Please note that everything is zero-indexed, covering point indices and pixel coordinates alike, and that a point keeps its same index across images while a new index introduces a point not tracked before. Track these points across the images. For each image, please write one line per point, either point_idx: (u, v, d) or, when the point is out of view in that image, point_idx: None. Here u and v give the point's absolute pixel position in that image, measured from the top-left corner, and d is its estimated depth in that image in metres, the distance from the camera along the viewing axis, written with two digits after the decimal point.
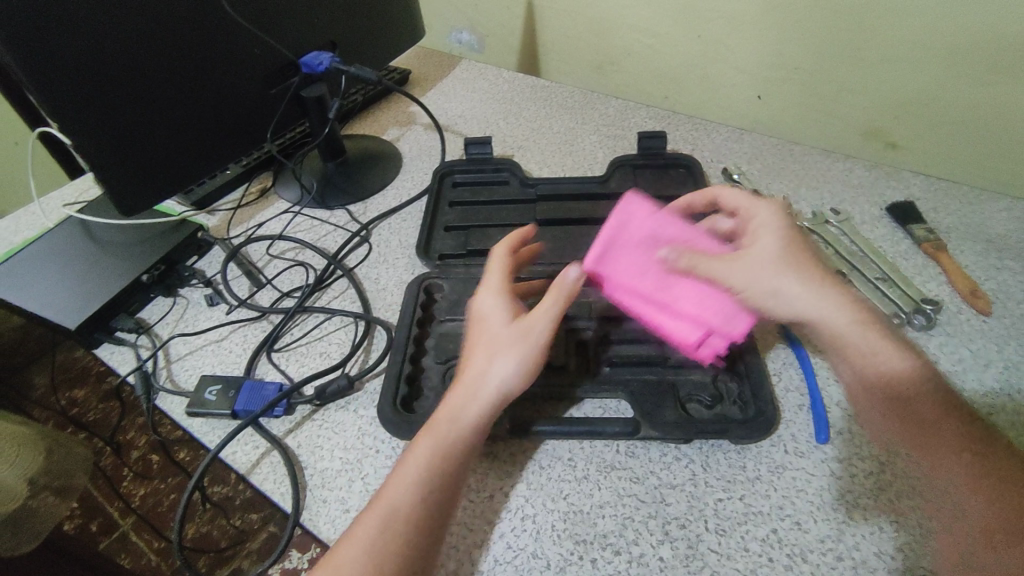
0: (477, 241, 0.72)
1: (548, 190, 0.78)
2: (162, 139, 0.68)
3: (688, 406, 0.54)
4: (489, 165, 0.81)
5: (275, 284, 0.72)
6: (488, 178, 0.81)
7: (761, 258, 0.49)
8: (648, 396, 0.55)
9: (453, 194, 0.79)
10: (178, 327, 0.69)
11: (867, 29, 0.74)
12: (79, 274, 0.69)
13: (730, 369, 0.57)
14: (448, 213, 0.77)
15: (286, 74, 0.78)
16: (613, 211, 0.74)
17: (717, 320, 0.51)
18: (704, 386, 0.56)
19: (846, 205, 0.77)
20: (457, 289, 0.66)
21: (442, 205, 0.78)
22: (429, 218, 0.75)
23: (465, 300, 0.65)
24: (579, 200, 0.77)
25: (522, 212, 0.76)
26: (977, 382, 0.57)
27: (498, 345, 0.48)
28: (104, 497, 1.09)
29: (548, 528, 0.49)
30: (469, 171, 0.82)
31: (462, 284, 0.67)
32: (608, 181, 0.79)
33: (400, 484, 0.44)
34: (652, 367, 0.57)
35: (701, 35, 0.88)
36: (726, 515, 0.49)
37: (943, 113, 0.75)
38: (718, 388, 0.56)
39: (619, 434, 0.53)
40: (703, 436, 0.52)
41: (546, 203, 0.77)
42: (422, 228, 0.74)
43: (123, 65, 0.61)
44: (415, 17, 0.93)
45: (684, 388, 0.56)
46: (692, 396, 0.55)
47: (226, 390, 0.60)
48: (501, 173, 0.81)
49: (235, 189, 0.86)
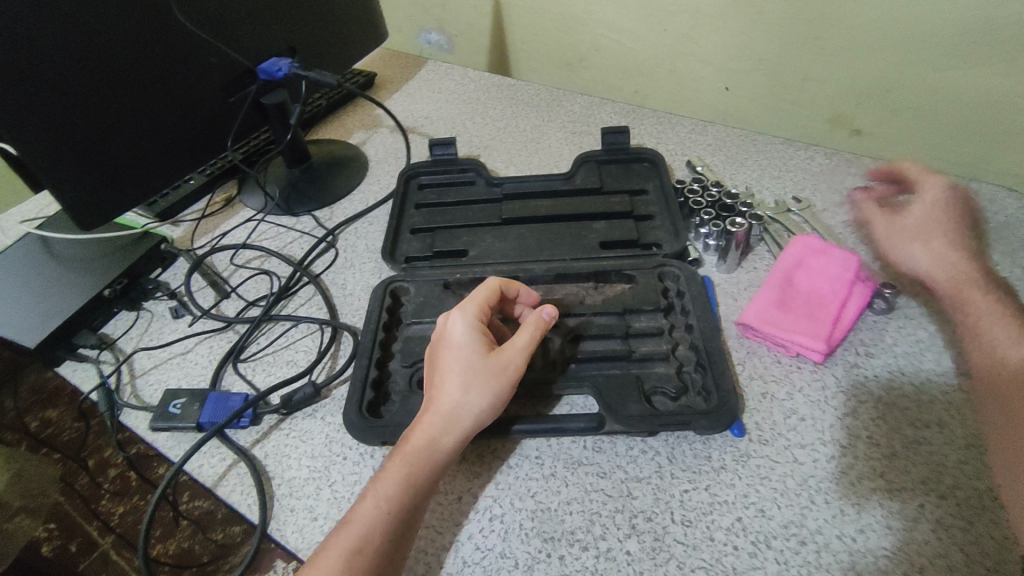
0: (442, 243, 0.72)
1: (513, 189, 0.78)
2: (121, 152, 0.67)
3: (653, 398, 0.55)
4: (455, 165, 0.81)
5: (240, 293, 0.72)
6: (454, 179, 0.81)
7: (907, 225, 0.59)
8: (613, 391, 0.55)
9: (420, 196, 0.79)
10: (143, 340, 0.68)
11: (827, 17, 0.75)
12: (38, 292, 0.68)
13: (694, 361, 0.57)
14: (414, 215, 0.77)
15: (244, 82, 0.77)
16: (578, 207, 0.74)
17: (843, 273, 0.62)
18: (668, 378, 0.56)
19: (808, 193, 0.78)
20: (423, 292, 0.66)
21: (408, 207, 0.78)
22: (395, 221, 0.75)
23: (431, 302, 0.65)
24: (544, 197, 0.77)
25: (488, 212, 0.76)
26: (935, 362, 0.58)
27: (473, 375, 0.49)
28: (81, 515, 1.07)
29: (516, 527, 0.50)
30: (435, 171, 0.82)
31: (427, 285, 0.67)
32: (573, 178, 0.79)
33: (372, 512, 0.44)
34: (618, 361, 0.58)
35: (666, 29, 0.89)
36: (691, 505, 0.50)
37: (899, 99, 0.77)
38: (682, 378, 0.56)
39: (585, 430, 0.53)
40: (667, 428, 0.52)
41: (512, 202, 0.77)
42: (388, 231, 0.73)
43: (71, 77, 0.60)
44: (377, 19, 0.93)
45: (648, 381, 0.56)
46: (657, 389, 0.55)
47: (191, 403, 0.59)
48: (467, 174, 0.81)
49: (199, 200, 0.85)
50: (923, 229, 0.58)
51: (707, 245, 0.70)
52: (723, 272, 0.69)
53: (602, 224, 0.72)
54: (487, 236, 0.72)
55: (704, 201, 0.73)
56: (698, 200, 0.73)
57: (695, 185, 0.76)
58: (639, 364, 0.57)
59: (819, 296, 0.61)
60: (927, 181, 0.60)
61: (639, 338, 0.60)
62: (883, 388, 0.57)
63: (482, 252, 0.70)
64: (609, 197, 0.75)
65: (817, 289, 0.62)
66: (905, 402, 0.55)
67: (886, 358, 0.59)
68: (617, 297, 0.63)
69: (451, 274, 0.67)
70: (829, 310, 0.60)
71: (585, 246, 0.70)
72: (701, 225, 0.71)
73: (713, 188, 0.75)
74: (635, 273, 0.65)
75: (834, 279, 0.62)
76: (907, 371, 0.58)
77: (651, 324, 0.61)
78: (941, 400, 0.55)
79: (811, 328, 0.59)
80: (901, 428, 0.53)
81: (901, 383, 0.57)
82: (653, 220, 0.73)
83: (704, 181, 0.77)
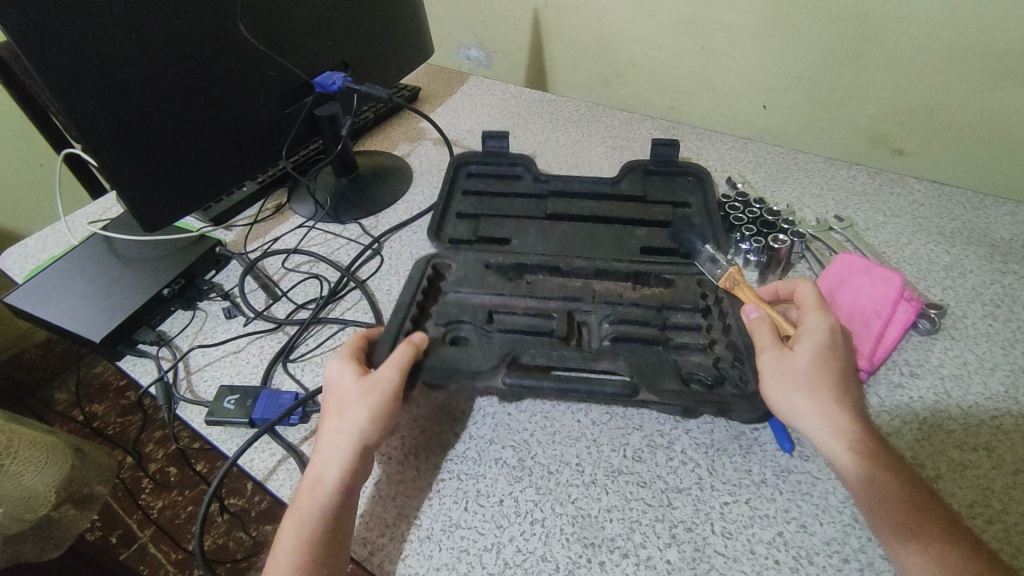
0: (486, 230, 0.74)
1: (560, 186, 0.80)
2: (184, 158, 0.70)
3: (690, 380, 0.55)
4: (502, 161, 0.83)
5: (290, 296, 0.75)
6: (503, 172, 0.83)
7: (795, 374, 0.50)
8: (649, 369, 0.56)
9: (466, 185, 0.81)
10: (198, 338, 0.71)
11: (872, 35, 0.75)
12: (103, 290, 0.72)
13: (731, 357, 0.58)
14: (461, 201, 0.79)
15: (299, 94, 0.80)
16: (623, 213, 0.75)
17: (886, 291, 0.61)
18: (704, 367, 0.57)
19: (849, 212, 0.78)
20: (462, 269, 0.69)
21: (456, 193, 0.80)
22: (442, 205, 0.77)
23: (470, 278, 0.67)
24: (588, 199, 0.78)
25: (533, 207, 0.78)
26: (983, 386, 0.58)
27: (347, 402, 0.51)
28: (122, 509, 1.18)
29: (557, 531, 0.50)
30: (485, 163, 0.84)
31: (469, 262, 0.69)
32: (619, 183, 0.80)
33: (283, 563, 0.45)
34: (655, 344, 0.59)
35: (705, 47, 0.89)
36: (732, 518, 0.50)
37: (946, 118, 0.77)
38: (718, 367, 0.57)
39: (620, 395, 0.53)
40: (703, 405, 0.52)
41: (557, 199, 0.78)
42: (435, 214, 0.76)
43: (147, 87, 0.63)
44: (422, 33, 0.96)
45: (685, 367, 0.57)
46: (693, 374, 0.56)
47: (243, 399, 0.62)
48: (517, 168, 0.82)
49: (251, 206, 0.89)
50: (812, 379, 0.49)
51: (747, 260, 0.72)
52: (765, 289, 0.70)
53: (643, 231, 0.73)
54: (529, 227, 0.74)
55: (744, 218, 0.74)
56: (739, 217, 0.74)
57: (737, 202, 0.76)
58: (674, 348, 0.59)
59: (861, 316, 0.61)
60: (814, 317, 0.53)
61: (674, 330, 0.60)
62: (928, 410, 0.56)
63: (524, 243, 0.72)
64: (652, 206, 0.77)
65: (860, 308, 0.62)
66: (951, 424, 0.55)
67: (931, 379, 0.59)
68: (655, 295, 0.65)
69: (493, 257, 0.70)
70: (871, 329, 0.60)
71: (625, 250, 0.71)
72: (742, 240, 0.72)
73: (754, 205, 0.76)
74: (674, 278, 0.66)
75: (879, 298, 0.61)
76: (954, 394, 0.57)
77: (690, 320, 0.62)
78: (990, 423, 0.55)
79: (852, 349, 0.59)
80: (947, 449, 0.53)
81: (947, 406, 0.57)
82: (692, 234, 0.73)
83: (747, 198, 0.77)
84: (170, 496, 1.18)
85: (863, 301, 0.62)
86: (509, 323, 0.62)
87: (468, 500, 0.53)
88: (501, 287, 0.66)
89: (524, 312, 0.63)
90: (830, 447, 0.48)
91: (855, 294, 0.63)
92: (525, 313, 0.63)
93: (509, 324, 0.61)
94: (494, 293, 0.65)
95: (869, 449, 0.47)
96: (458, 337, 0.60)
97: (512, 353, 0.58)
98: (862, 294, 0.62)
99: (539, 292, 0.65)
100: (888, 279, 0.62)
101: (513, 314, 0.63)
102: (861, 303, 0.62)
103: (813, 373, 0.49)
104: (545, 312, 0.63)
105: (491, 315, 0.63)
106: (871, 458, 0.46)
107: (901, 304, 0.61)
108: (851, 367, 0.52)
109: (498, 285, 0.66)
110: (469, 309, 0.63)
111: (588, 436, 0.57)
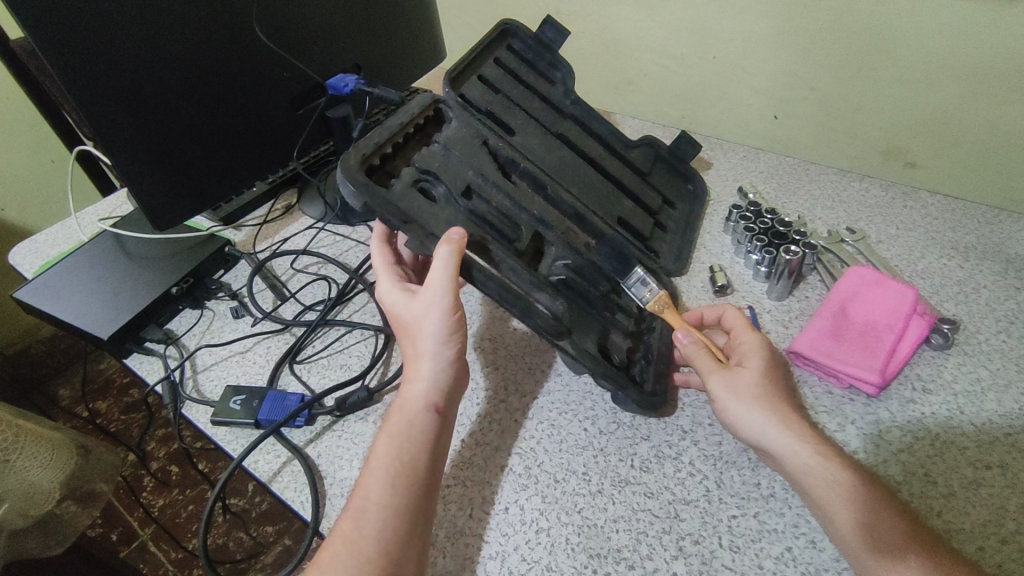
0: (499, 110, 0.70)
1: (580, 114, 0.77)
2: (197, 160, 0.70)
3: (607, 352, 0.58)
4: (545, 59, 0.78)
5: (298, 297, 0.75)
6: (539, 68, 0.78)
7: (745, 388, 0.52)
8: (580, 324, 0.57)
9: (502, 55, 0.76)
10: (205, 338, 0.71)
11: (886, 49, 0.75)
12: (111, 288, 0.72)
13: (644, 352, 0.62)
14: (489, 66, 0.73)
15: (313, 95, 0.81)
16: (619, 176, 0.74)
17: (898, 306, 0.61)
18: (621, 348, 0.60)
19: (862, 224, 0.78)
20: (461, 128, 0.64)
21: (487, 55, 0.75)
22: (468, 57, 0.72)
23: (465, 142, 0.62)
24: (596, 141, 0.76)
25: (546, 116, 0.74)
26: (997, 403, 0.57)
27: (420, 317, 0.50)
28: (124, 506, 1.18)
29: (562, 541, 0.50)
30: (529, 49, 0.78)
31: (468, 131, 0.64)
32: (630, 149, 0.78)
33: (377, 479, 0.46)
34: (591, 305, 0.60)
35: (717, 56, 0.89)
36: (740, 532, 0.50)
37: (958, 134, 0.76)
38: (631, 354, 0.60)
39: (545, 331, 0.52)
40: (604, 379, 0.54)
41: (569, 126, 0.75)
42: (460, 62, 0.70)
43: (163, 89, 0.64)
44: (434, 36, 0.96)
45: (607, 338, 0.59)
46: (609, 347, 0.59)
47: (249, 400, 0.62)
48: (554, 71, 0.78)
49: (261, 206, 0.89)
50: (762, 395, 0.51)
51: (758, 271, 0.72)
52: (775, 301, 0.70)
53: (630, 203, 0.72)
54: (537, 133, 0.70)
55: (757, 227, 0.73)
56: (751, 226, 0.74)
57: (749, 212, 0.76)
58: (607, 320, 0.61)
59: (872, 329, 0.60)
60: (749, 338, 0.56)
61: (618, 309, 0.63)
62: (941, 426, 0.56)
63: (524, 143, 0.68)
64: (646, 186, 0.76)
65: (872, 321, 0.61)
66: (965, 441, 0.55)
67: (944, 395, 0.58)
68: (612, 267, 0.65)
69: (494, 138, 0.65)
70: (884, 342, 0.59)
71: (608, 211, 0.69)
72: (753, 251, 0.72)
73: (767, 216, 0.75)
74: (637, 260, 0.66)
75: (890, 312, 0.61)
76: (967, 410, 0.57)
77: (628, 304, 0.64)
78: (1003, 441, 0.54)
79: (865, 362, 0.58)
80: (959, 467, 0.53)
81: (960, 423, 0.56)
82: (666, 234, 0.74)
83: (760, 207, 0.77)
84: (170, 495, 1.18)
85: (876, 314, 0.61)
86: (479, 209, 0.57)
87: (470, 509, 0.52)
88: (489, 171, 0.61)
89: (496, 211, 0.59)
90: (803, 456, 0.48)
91: (866, 306, 0.62)
92: (497, 210, 0.59)
93: (479, 209, 0.57)
94: (478, 172, 0.60)
95: (842, 458, 0.48)
96: (426, 191, 0.56)
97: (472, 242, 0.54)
98: (874, 306, 0.62)
99: (521, 197, 0.62)
100: (901, 294, 0.61)
101: (486, 205, 0.58)
102: (874, 316, 0.61)
103: (761, 388, 0.52)
104: (514, 221, 0.59)
105: (467, 193, 0.58)
106: (846, 465, 0.47)
107: (914, 319, 0.61)
108: (788, 386, 0.55)
109: (488, 167, 0.61)
110: (450, 173, 0.58)
111: (595, 444, 0.57)
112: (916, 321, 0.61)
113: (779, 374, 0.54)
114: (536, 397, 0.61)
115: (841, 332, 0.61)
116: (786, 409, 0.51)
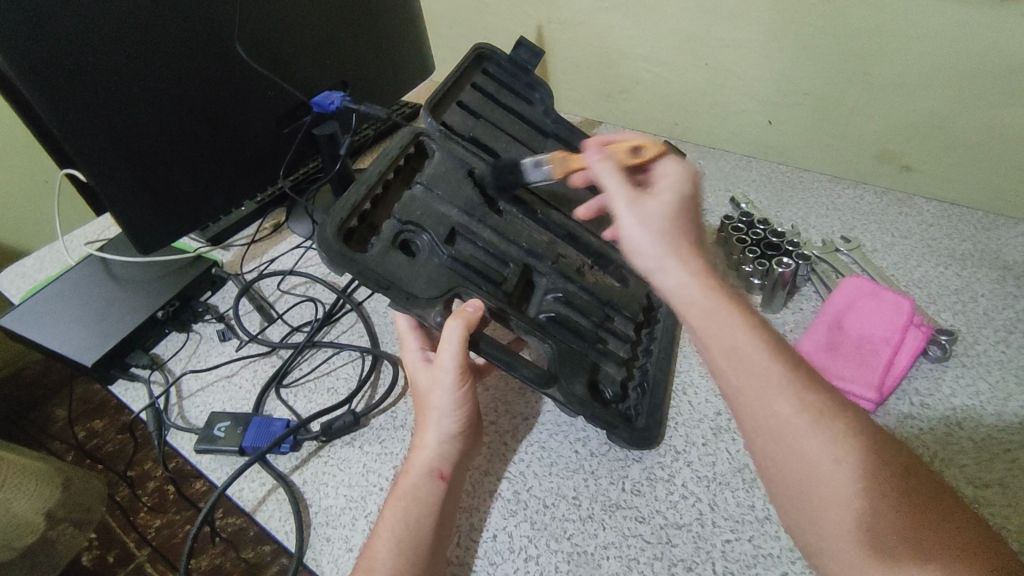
0: (481, 134, 0.70)
1: (564, 131, 0.76)
2: (181, 181, 0.70)
3: (598, 389, 0.56)
4: (522, 79, 0.79)
5: (286, 319, 0.74)
6: (515, 88, 0.79)
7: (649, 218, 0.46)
8: (569, 362, 0.55)
9: (479, 78, 0.77)
10: (191, 362, 0.70)
11: (876, 54, 0.74)
12: (96, 313, 0.71)
13: (638, 381, 0.59)
14: (469, 92, 0.75)
15: (297, 114, 0.79)
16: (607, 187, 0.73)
17: (895, 317, 0.60)
18: (615, 380, 0.57)
19: (857, 232, 0.77)
20: (444, 159, 0.65)
21: (465, 82, 0.76)
22: (449, 85, 0.73)
23: (449, 178, 0.63)
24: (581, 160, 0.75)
25: (526, 130, 0.74)
26: (996, 416, 0.56)
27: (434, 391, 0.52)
28: (120, 526, 1.17)
29: (551, 570, 0.49)
30: (504, 70, 0.80)
31: (448, 162, 0.65)
32: None
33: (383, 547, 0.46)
34: (582, 338, 0.58)
35: (708, 63, 0.88)
36: (734, 557, 0.48)
37: (954, 138, 0.75)
38: (626, 384, 0.58)
39: (530, 382, 0.52)
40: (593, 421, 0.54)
41: (556, 144, 0.75)
42: (438, 91, 0.72)
43: (146, 111, 0.63)
44: (422, 49, 0.95)
45: (600, 370, 0.57)
46: (601, 381, 0.56)
47: (234, 426, 0.61)
48: (532, 91, 0.79)
49: (250, 225, 0.88)
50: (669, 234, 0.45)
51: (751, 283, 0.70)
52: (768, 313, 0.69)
53: None
54: (523, 154, 0.71)
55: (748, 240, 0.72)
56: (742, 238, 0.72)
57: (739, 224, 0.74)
58: (599, 351, 0.58)
59: (869, 342, 0.59)
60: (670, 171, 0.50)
61: (609, 334, 0.60)
62: (939, 442, 0.55)
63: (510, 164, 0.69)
64: None
65: (869, 334, 0.60)
66: (965, 458, 0.53)
67: (943, 410, 0.57)
68: (605, 287, 0.63)
69: (479, 164, 0.65)
70: (881, 356, 0.58)
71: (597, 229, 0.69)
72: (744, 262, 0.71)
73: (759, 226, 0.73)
74: (629, 276, 0.65)
75: (887, 324, 0.59)
76: (965, 424, 0.56)
77: (624, 330, 0.62)
78: (1003, 457, 0.53)
79: (865, 377, 0.57)
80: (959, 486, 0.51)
81: (959, 438, 0.55)
82: None
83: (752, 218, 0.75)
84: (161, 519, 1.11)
85: (875, 325, 0.60)
86: (466, 251, 0.59)
87: (458, 536, 0.51)
88: (472, 203, 0.62)
89: (484, 249, 0.60)
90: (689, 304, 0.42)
91: (863, 317, 0.61)
92: (485, 248, 0.60)
93: (463, 253, 0.59)
94: (466, 210, 0.62)
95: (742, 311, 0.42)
96: (409, 242, 0.58)
97: (455, 290, 0.55)
98: (872, 317, 0.60)
99: (508, 229, 0.62)
100: (898, 305, 0.60)
101: (473, 246, 0.60)
102: (871, 329, 0.60)
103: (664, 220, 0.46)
104: (502, 259, 0.60)
105: (453, 232, 0.60)
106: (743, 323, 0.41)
107: (910, 330, 0.60)
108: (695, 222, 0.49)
109: (472, 197, 0.62)
110: (433, 219, 0.59)
111: (586, 467, 0.55)
112: (913, 332, 0.59)
113: (691, 212, 0.48)
114: (525, 417, 0.60)
115: (838, 347, 0.60)
116: (686, 251, 0.44)
